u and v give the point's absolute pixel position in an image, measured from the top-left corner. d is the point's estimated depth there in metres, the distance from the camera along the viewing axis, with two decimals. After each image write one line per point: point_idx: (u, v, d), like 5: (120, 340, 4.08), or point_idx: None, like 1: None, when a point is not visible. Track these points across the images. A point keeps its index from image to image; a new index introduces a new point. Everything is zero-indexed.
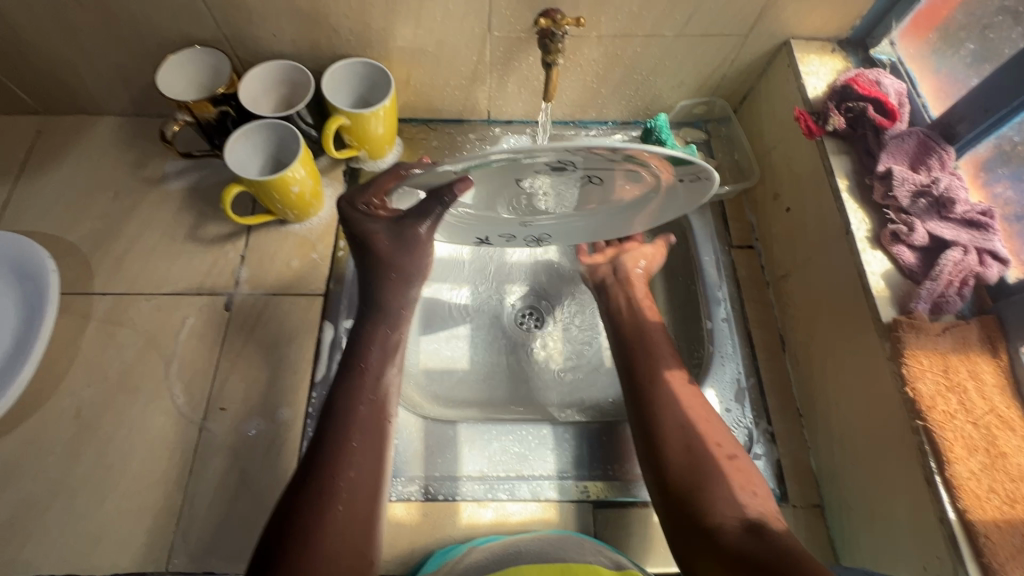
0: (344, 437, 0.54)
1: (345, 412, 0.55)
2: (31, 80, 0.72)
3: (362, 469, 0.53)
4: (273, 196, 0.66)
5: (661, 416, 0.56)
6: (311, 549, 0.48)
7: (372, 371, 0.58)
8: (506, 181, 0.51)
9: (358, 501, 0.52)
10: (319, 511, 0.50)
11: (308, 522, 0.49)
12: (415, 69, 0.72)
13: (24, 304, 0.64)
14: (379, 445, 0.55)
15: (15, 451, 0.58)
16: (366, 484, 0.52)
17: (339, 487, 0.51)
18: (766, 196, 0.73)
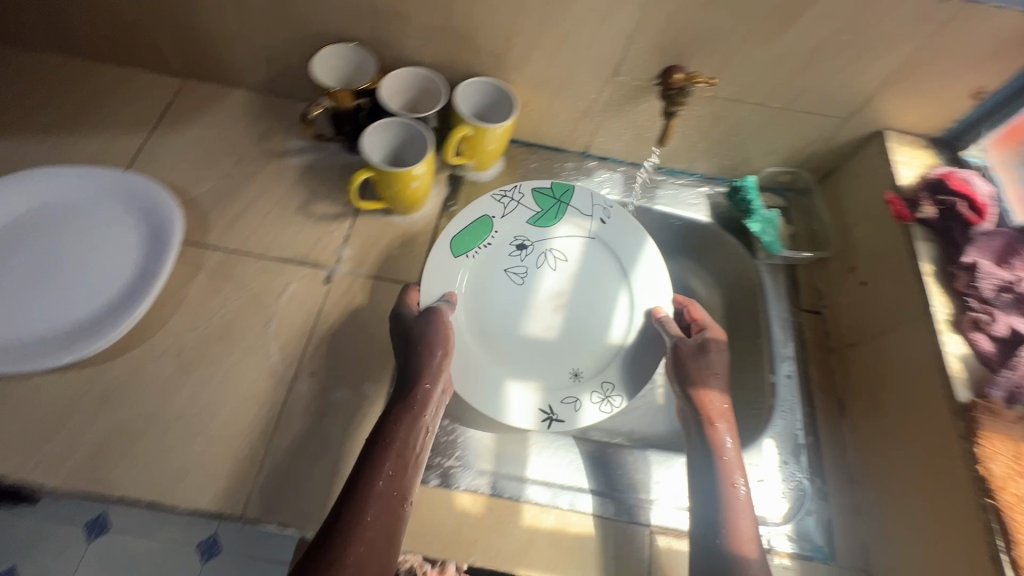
0: (360, 509, 0.51)
1: (364, 482, 0.53)
2: (186, 46, 0.79)
3: (389, 502, 0.53)
4: (391, 186, 0.71)
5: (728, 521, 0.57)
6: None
7: (395, 448, 0.56)
8: (494, 270, 0.73)
9: (380, 550, 0.50)
10: (344, 534, 0.50)
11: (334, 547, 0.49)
12: (535, 97, 0.78)
13: (147, 244, 0.69)
14: (402, 485, 0.55)
15: (119, 376, 0.62)
16: (388, 519, 0.52)
17: (366, 519, 0.51)
18: (840, 270, 0.77)
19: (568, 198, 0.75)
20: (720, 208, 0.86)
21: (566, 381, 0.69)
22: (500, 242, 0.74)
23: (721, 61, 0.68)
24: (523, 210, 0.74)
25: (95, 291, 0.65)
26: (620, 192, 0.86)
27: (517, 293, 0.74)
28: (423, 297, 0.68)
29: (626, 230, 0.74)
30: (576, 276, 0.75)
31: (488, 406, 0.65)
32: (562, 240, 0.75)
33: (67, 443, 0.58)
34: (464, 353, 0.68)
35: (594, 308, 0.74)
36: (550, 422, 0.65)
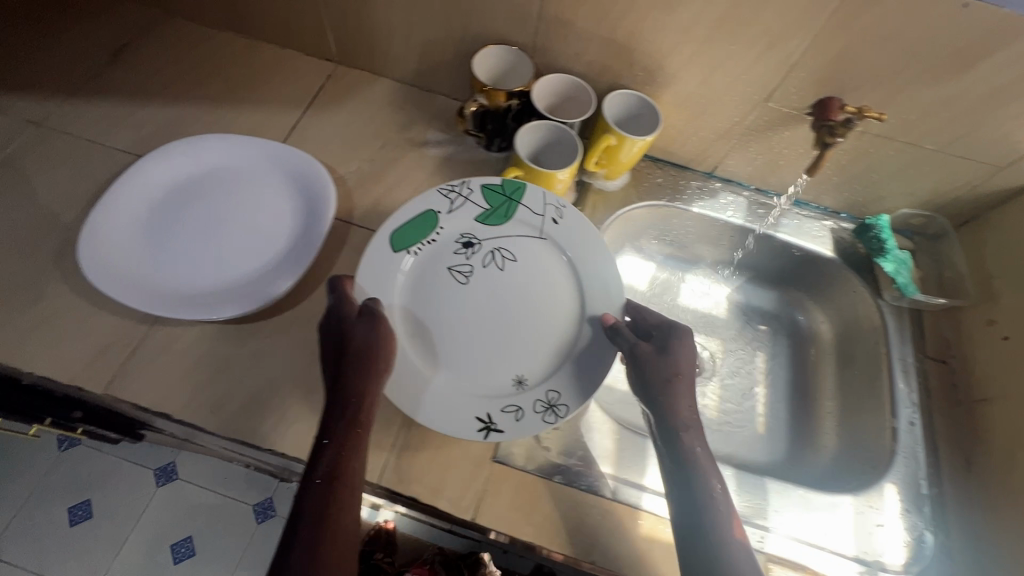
0: (314, 541, 0.48)
1: (320, 514, 0.50)
2: (349, 34, 0.84)
3: (348, 495, 0.51)
4: (534, 186, 0.74)
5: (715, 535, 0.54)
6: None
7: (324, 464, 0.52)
8: (439, 267, 0.68)
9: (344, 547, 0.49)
10: (313, 532, 0.49)
11: (302, 548, 0.48)
12: (677, 114, 0.79)
13: (301, 214, 0.72)
14: (355, 474, 0.53)
15: (271, 335, 0.66)
16: (353, 513, 0.51)
17: (330, 518, 0.49)
18: (976, 322, 0.75)
19: (497, 188, 0.71)
20: (843, 243, 0.84)
21: (509, 390, 0.62)
22: (446, 239, 0.70)
23: (883, 97, 0.67)
24: (470, 207, 0.71)
25: (252, 252, 0.69)
26: (743, 216, 0.85)
27: (461, 292, 0.68)
28: (355, 280, 0.64)
29: (579, 232, 0.70)
30: (520, 277, 0.69)
31: (423, 410, 0.59)
32: (512, 239, 0.70)
33: (225, 390, 0.62)
34: (402, 362, 0.62)
35: (545, 313, 0.67)
36: (488, 431, 0.59)
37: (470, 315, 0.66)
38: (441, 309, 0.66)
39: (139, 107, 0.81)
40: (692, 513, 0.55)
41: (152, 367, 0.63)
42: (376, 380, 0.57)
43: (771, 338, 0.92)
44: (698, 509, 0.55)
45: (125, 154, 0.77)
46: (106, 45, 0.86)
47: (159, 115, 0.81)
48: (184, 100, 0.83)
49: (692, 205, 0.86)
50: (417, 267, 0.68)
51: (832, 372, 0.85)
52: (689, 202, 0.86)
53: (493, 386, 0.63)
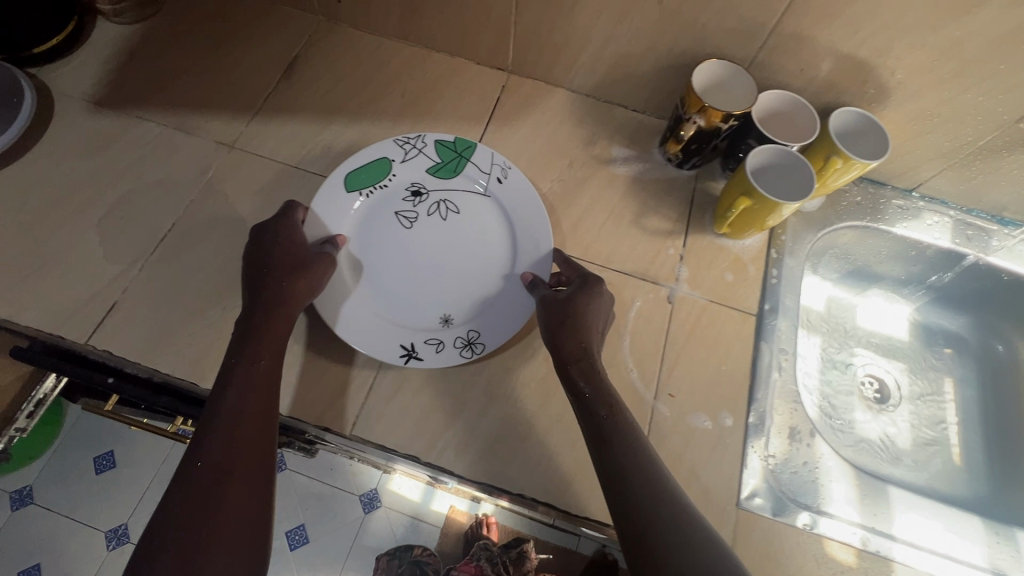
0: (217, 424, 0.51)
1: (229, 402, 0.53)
2: (533, 44, 0.80)
3: (250, 418, 0.53)
4: (755, 211, 0.68)
5: (650, 509, 0.47)
6: (215, 497, 0.48)
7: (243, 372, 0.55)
8: (384, 212, 0.70)
9: (245, 464, 0.50)
10: (223, 442, 0.50)
11: (205, 460, 0.49)
12: (897, 132, 0.73)
13: (505, 235, 0.70)
14: (266, 397, 0.55)
15: (499, 372, 0.65)
16: (256, 437, 0.52)
17: (218, 427, 0.51)
18: None
19: (467, 154, 0.73)
20: None
21: (434, 325, 0.65)
22: (395, 188, 0.71)
23: None
24: (422, 158, 0.72)
25: (468, 281, 0.68)
26: (952, 238, 0.81)
27: (397, 235, 0.70)
28: (313, 206, 0.68)
29: (521, 191, 0.70)
30: (465, 228, 0.70)
31: (349, 326, 0.63)
32: (458, 193, 0.72)
33: (464, 431, 0.62)
34: (411, 316, 0.66)
35: (476, 263, 0.69)
36: (408, 358, 0.62)
37: (403, 256, 0.69)
38: (381, 252, 0.68)
39: (322, 126, 0.79)
40: (649, 497, 0.48)
41: (390, 407, 0.63)
42: (291, 305, 0.60)
43: (959, 362, 0.88)
44: (609, 459, 0.51)
45: (319, 178, 0.75)
46: (277, 58, 0.84)
47: (343, 134, 0.79)
48: (364, 117, 0.80)
49: (895, 226, 0.81)
50: (401, 228, 0.70)
51: None
52: (893, 223, 0.81)
53: (416, 321, 0.66)
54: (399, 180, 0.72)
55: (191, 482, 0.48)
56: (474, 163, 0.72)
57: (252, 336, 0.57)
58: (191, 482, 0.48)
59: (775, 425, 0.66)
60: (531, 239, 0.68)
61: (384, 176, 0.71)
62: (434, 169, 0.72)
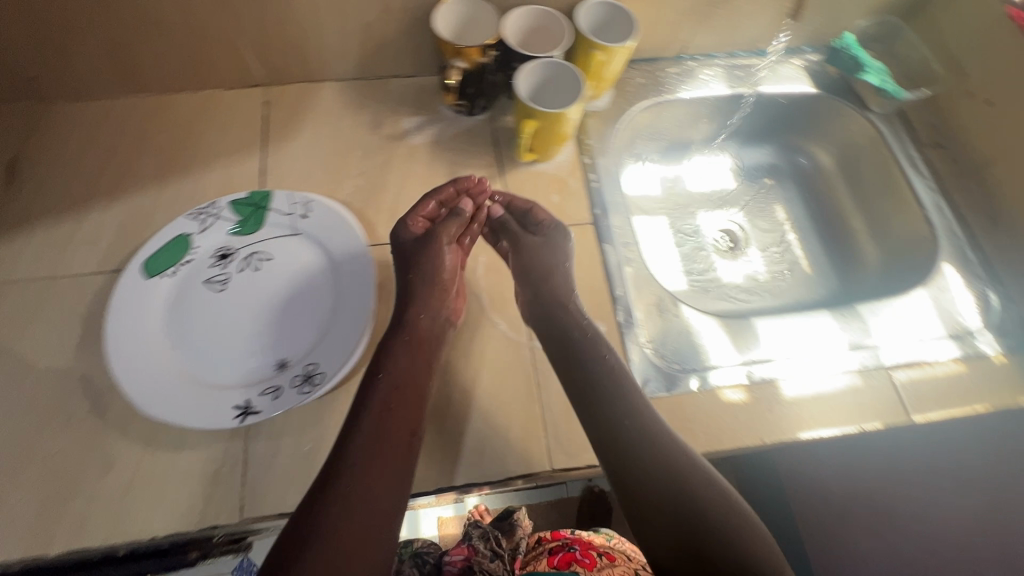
0: (369, 415, 0.53)
1: (376, 391, 0.55)
2: (272, 46, 0.74)
3: (400, 398, 0.55)
4: (548, 132, 0.70)
5: (647, 472, 0.51)
6: (366, 491, 0.48)
7: (399, 360, 0.58)
8: (189, 285, 0.63)
9: (397, 448, 0.52)
10: (365, 478, 0.49)
11: (363, 444, 0.51)
12: (641, 6, 0.76)
13: (328, 267, 0.65)
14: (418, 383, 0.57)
15: None
16: (403, 425, 0.53)
17: (365, 419, 0.53)
18: (956, 95, 0.82)
19: (267, 203, 0.67)
20: (821, 75, 0.88)
21: (269, 374, 0.59)
22: (199, 260, 0.64)
23: None
24: (220, 222, 0.66)
25: (296, 318, 0.62)
26: (727, 83, 0.87)
27: (211, 304, 0.62)
28: (114, 293, 0.60)
29: (331, 220, 0.67)
30: (282, 274, 0.64)
31: (174, 410, 0.55)
32: (267, 242, 0.66)
33: None
34: (244, 376, 0.59)
35: (301, 301, 0.63)
36: (243, 416, 0.56)
37: (223, 321, 0.62)
38: (198, 325, 0.61)
39: (79, 220, 0.69)
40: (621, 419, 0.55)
41: (273, 472, 0.57)
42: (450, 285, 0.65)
43: (781, 188, 0.97)
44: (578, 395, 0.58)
45: (96, 274, 0.66)
46: None
47: (108, 217, 0.69)
48: (124, 191, 0.71)
49: (679, 91, 0.86)
50: (212, 294, 0.63)
51: (842, 186, 0.92)
52: (676, 90, 0.86)
53: (249, 376, 0.59)
54: (202, 247, 0.65)
55: (349, 472, 0.49)
56: (276, 208, 0.67)
57: (383, 359, 0.57)
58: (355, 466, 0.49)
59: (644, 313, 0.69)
60: (351, 260, 0.65)
61: (182, 250, 0.64)
62: (237, 227, 0.66)
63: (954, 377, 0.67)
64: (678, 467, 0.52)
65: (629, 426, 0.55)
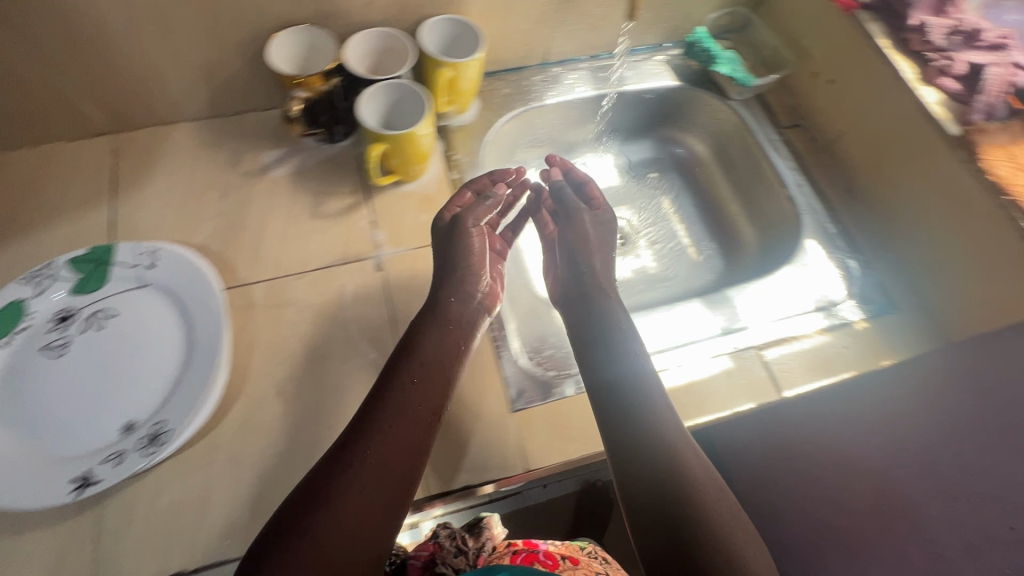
0: (389, 394, 0.54)
1: (402, 368, 0.56)
2: (109, 93, 0.71)
3: (431, 382, 0.56)
4: (403, 153, 0.69)
5: (641, 443, 0.54)
6: (381, 466, 0.50)
7: (435, 336, 0.59)
8: (25, 353, 0.59)
9: (417, 429, 0.53)
10: (385, 452, 0.50)
11: (383, 420, 0.52)
12: (489, 20, 0.77)
13: (179, 318, 0.62)
14: (444, 363, 0.58)
15: (233, 434, 0.60)
16: (422, 412, 0.54)
17: (389, 397, 0.54)
18: (804, 76, 0.85)
19: (109, 256, 0.64)
20: (682, 68, 0.91)
21: (114, 439, 0.56)
22: (35, 326, 0.60)
23: None
24: (56, 283, 0.62)
25: (145, 375, 0.59)
26: (592, 86, 0.88)
27: (50, 370, 0.59)
28: None
29: (179, 267, 0.64)
30: (130, 330, 0.62)
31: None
32: (112, 298, 0.63)
33: (222, 511, 0.56)
34: (86, 443, 0.56)
35: (151, 357, 0.60)
36: (81, 487, 0.52)
37: (65, 388, 0.58)
38: (34, 395, 0.57)
39: None
40: (647, 390, 0.58)
41: (127, 542, 0.54)
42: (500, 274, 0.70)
43: (665, 181, 0.98)
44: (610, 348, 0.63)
45: None
46: None
47: None
48: None
49: (546, 98, 0.87)
50: (53, 361, 0.59)
51: (719, 173, 0.95)
52: (543, 97, 0.87)
53: (91, 444, 0.56)
54: (38, 312, 0.61)
55: (369, 442, 0.50)
56: (120, 261, 0.64)
57: (416, 339, 0.59)
58: (375, 438, 0.51)
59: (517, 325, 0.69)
60: (203, 307, 0.62)
61: (14, 317, 0.60)
62: (77, 286, 0.62)
63: (819, 348, 0.70)
64: (690, 475, 0.52)
65: (652, 419, 0.55)
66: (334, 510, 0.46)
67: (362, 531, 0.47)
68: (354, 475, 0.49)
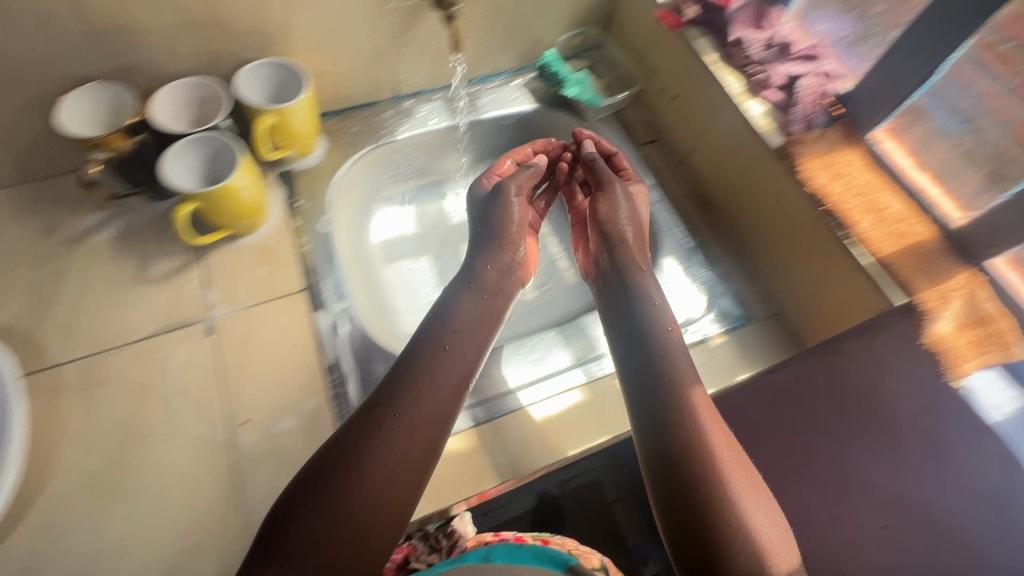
0: (413, 367, 0.55)
1: (432, 333, 0.59)
2: None
3: (463, 348, 0.59)
4: (223, 208, 0.65)
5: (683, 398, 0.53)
6: (400, 436, 0.51)
7: (486, 298, 0.64)
8: None
9: (445, 397, 0.55)
10: (387, 459, 0.50)
11: (409, 387, 0.54)
12: (319, 59, 0.74)
13: None
14: (474, 334, 0.60)
15: (30, 539, 0.54)
16: (449, 384, 0.56)
17: (409, 373, 0.55)
18: (654, 93, 0.86)
19: None
20: (539, 92, 0.90)
21: None
22: None
23: None
24: None
25: None
26: (446, 118, 0.87)
27: None
28: None
29: None
30: None
31: None
32: None
33: None
34: None
35: None
36: None
37: None
38: None
39: None
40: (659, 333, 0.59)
41: None
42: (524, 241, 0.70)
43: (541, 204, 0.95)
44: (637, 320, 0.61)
45: None
46: None
47: None
48: None
49: (398, 133, 0.85)
50: None
51: None
52: (394, 133, 0.85)
53: None
54: None
55: (397, 405, 0.52)
56: None
57: (446, 302, 0.62)
58: (405, 404, 0.53)
59: (360, 380, 0.65)
60: None
61: None
62: None
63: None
64: (713, 453, 0.50)
65: (674, 394, 0.54)
66: (364, 471, 0.48)
67: (390, 496, 0.49)
68: (369, 444, 0.50)
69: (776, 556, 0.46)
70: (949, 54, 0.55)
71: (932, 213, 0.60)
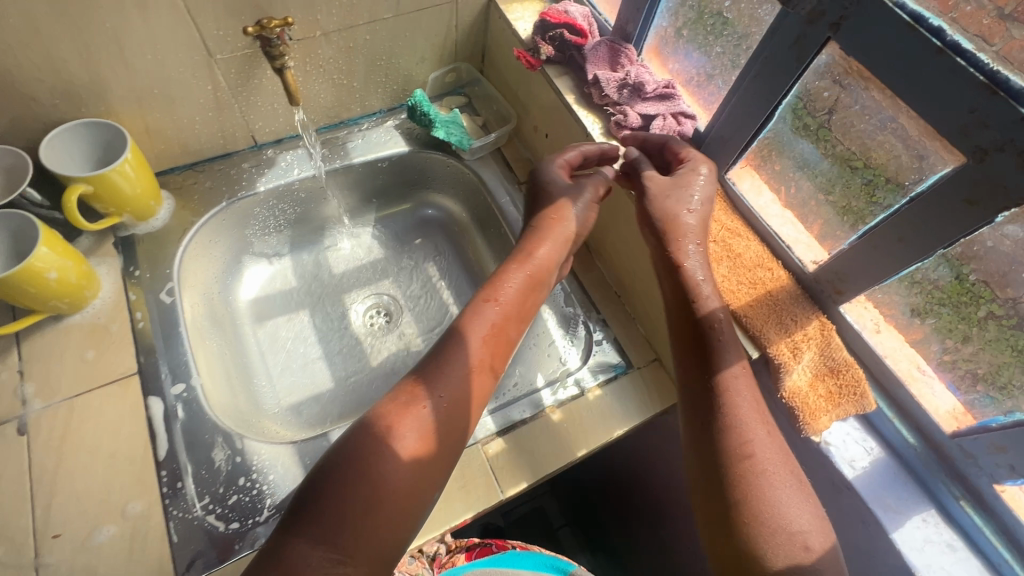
0: (456, 353, 0.53)
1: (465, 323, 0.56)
2: None
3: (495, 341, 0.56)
4: (27, 292, 0.58)
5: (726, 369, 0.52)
6: (427, 436, 0.48)
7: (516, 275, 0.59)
8: None
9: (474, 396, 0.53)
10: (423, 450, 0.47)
11: (457, 372, 0.52)
12: (150, 115, 0.68)
13: None
14: (508, 322, 0.58)
15: None
16: (483, 378, 0.54)
17: (458, 356, 0.53)
18: (529, 130, 0.83)
19: None
20: (413, 132, 0.86)
21: None
22: None
23: None
24: None
25: None
26: (309, 166, 0.81)
27: None
28: None
29: None
30: None
31: None
32: None
33: None
34: None
35: None
36: None
37: None
38: None
39: None
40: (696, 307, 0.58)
41: None
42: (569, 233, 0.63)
43: (430, 246, 0.90)
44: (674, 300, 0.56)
45: None
46: None
47: None
48: None
49: (257, 185, 0.78)
50: None
51: (477, 234, 0.89)
52: (253, 184, 0.78)
53: None
54: None
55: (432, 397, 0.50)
56: None
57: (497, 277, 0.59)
58: (444, 392, 0.51)
59: (197, 472, 0.59)
60: None
61: None
62: None
63: (550, 428, 0.65)
64: (747, 430, 0.49)
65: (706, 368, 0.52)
66: (378, 471, 0.45)
67: (409, 495, 0.45)
68: (396, 438, 0.47)
69: (810, 530, 0.45)
70: (779, 101, 0.52)
71: (786, 258, 0.57)
